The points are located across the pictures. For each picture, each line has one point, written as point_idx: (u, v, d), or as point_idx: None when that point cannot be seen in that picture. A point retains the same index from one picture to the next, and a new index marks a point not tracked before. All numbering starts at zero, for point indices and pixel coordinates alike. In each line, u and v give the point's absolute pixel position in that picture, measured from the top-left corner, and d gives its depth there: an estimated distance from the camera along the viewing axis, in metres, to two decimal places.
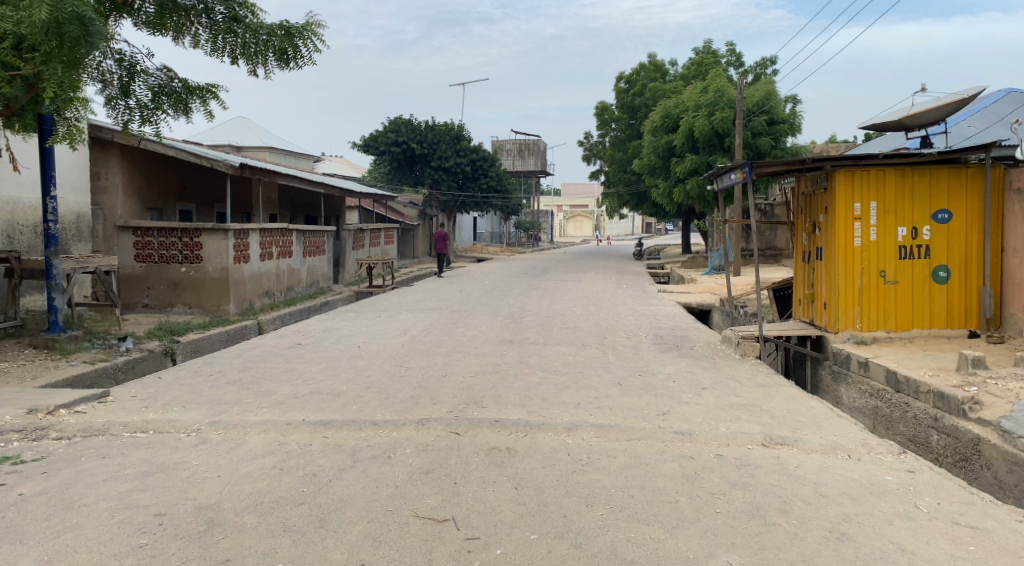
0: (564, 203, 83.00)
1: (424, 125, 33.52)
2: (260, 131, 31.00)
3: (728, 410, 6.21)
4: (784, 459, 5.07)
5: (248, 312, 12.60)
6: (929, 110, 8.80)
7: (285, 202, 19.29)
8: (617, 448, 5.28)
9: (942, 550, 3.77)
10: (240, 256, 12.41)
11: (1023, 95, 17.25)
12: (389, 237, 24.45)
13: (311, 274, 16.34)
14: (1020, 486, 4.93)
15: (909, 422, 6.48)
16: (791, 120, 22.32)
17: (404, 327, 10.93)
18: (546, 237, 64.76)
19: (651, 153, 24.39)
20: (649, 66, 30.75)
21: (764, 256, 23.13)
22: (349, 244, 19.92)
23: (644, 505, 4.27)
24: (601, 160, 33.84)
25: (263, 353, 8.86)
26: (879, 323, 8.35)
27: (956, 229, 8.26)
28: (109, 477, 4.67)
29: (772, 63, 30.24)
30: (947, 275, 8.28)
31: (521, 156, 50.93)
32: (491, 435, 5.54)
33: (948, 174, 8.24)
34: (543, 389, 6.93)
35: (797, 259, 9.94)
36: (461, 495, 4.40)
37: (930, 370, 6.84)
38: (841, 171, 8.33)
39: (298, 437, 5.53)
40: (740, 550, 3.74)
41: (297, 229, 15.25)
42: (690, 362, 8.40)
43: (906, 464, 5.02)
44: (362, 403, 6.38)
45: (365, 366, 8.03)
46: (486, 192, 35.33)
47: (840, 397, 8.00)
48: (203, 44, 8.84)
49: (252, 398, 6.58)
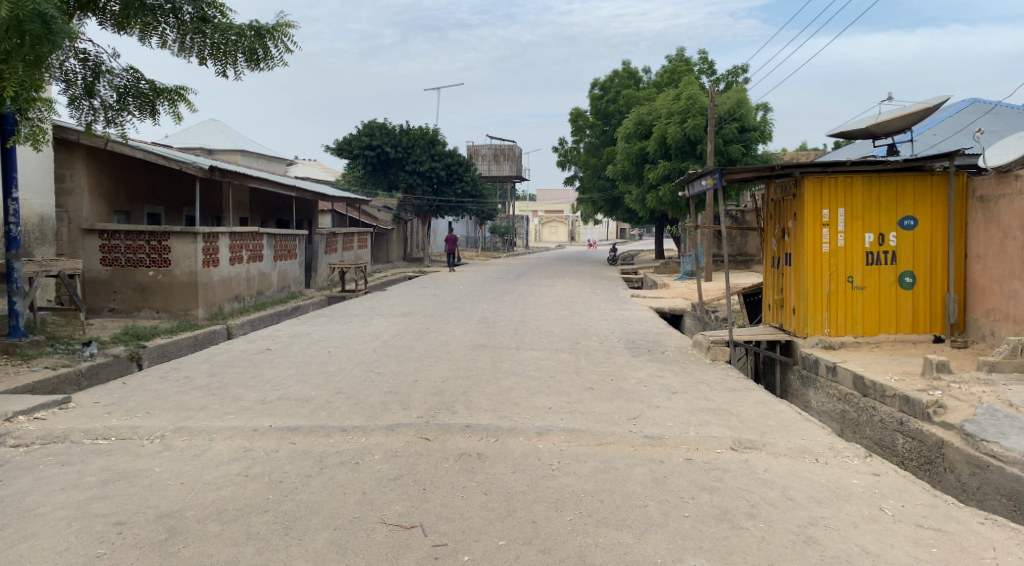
0: (539, 209, 83.29)
1: (398, 129, 33.31)
2: (232, 135, 30.67)
3: (699, 414, 6.24)
4: (752, 463, 5.10)
5: (217, 316, 12.43)
6: (894, 118, 8.91)
7: (255, 205, 19.10)
8: (588, 453, 5.27)
9: (906, 552, 3.81)
10: (209, 260, 12.26)
11: (985, 105, 17.74)
12: (362, 241, 24.31)
13: (283, 278, 16.20)
14: (982, 488, 4.99)
15: (876, 425, 6.55)
16: (762, 127, 22.57)
17: (376, 332, 10.84)
18: (522, 243, 64.97)
19: (624, 159, 24.49)
20: (623, 73, 30.97)
21: (735, 262, 23.46)
22: (321, 248, 19.67)
23: (613, 510, 4.26)
24: (576, 166, 34.08)
25: (231, 358, 8.73)
26: (848, 328, 8.47)
27: (921, 236, 8.41)
28: (67, 485, 4.56)
29: (744, 71, 30.60)
30: (913, 281, 8.42)
31: (496, 161, 50.86)
32: (462, 440, 5.50)
33: (913, 182, 8.39)
34: (514, 394, 6.91)
35: (767, 264, 10.06)
36: (430, 501, 4.36)
37: (896, 374, 6.93)
38: (810, 179, 8.45)
39: (265, 443, 5.44)
40: (708, 555, 3.75)
41: (267, 232, 15.06)
42: (661, 366, 8.43)
43: (871, 468, 5.08)
44: (331, 409, 6.30)
45: (335, 372, 7.93)
46: (462, 198, 34.81)
47: (808, 401, 8.08)
48: (170, 44, 8.70)
49: (219, 404, 6.47)
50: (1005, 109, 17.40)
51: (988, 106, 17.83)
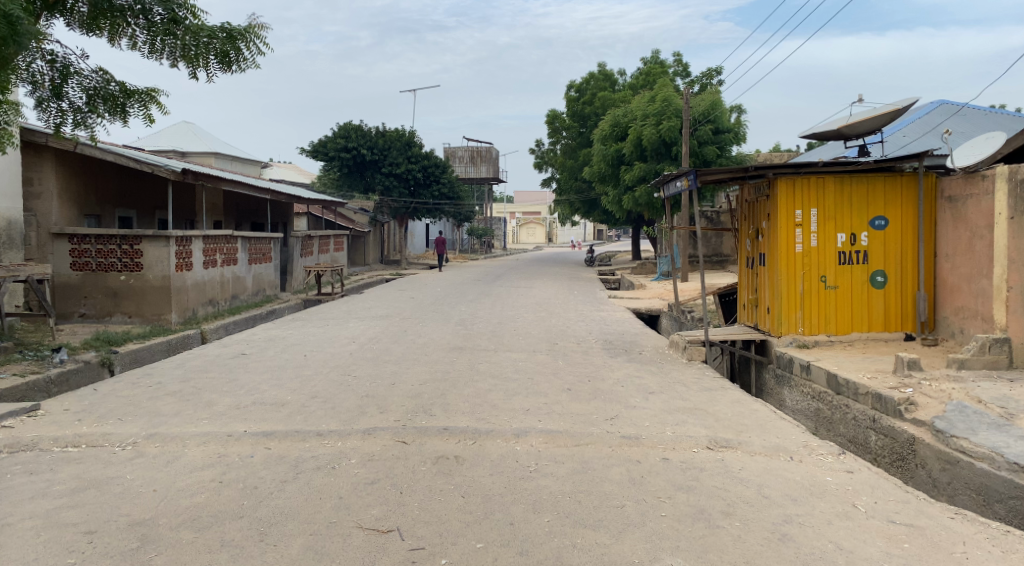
0: (517, 211, 83.38)
1: (374, 131, 33.21)
2: (206, 137, 30.30)
3: (675, 414, 6.29)
4: (728, 461, 5.15)
5: (191, 321, 12.27)
6: (865, 119, 9.02)
7: (229, 208, 18.90)
8: (566, 454, 5.28)
9: (879, 548, 3.86)
10: (182, 264, 12.10)
11: (952, 107, 18.08)
12: (338, 244, 24.14)
13: (257, 282, 16.02)
14: (952, 484, 5.07)
15: (849, 423, 6.64)
16: (736, 129, 22.76)
17: (353, 335, 10.76)
18: (500, 245, 64.98)
19: (600, 161, 24.62)
20: (599, 75, 31.21)
21: (711, 262, 23.66)
22: (296, 252, 19.51)
23: (590, 510, 4.27)
24: (553, 168, 34.20)
25: (205, 363, 8.62)
26: (821, 327, 8.58)
27: (892, 235, 8.53)
28: (36, 494, 4.47)
29: (718, 73, 30.91)
30: (884, 280, 8.54)
31: (473, 162, 50.81)
32: (439, 443, 5.49)
33: (884, 182, 8.51)
34: (492, 397, 6.91)
35: (741, 264, 10.16)
36: (407, 505, 4.34)
37: (868, 372, 7.03)
38: (783, 179, 8.56)
39: (240, 448, 5.39)
40: (684, 554, 3.77)
41: (242, 235, 14.89)
42: (638, 367, 8.47)
43: (845, 465, 5.14)
44: (307, 414, 6.25)
45: (311, 376, 7.86)
46: (439, 199, 34.89)
47: (783, 400, 8.17)
48: (140, 45, 8.58)
49: (192, 410, 6.39)
50: (971, 110, 17.75)
51: (955, 107, 18.17)
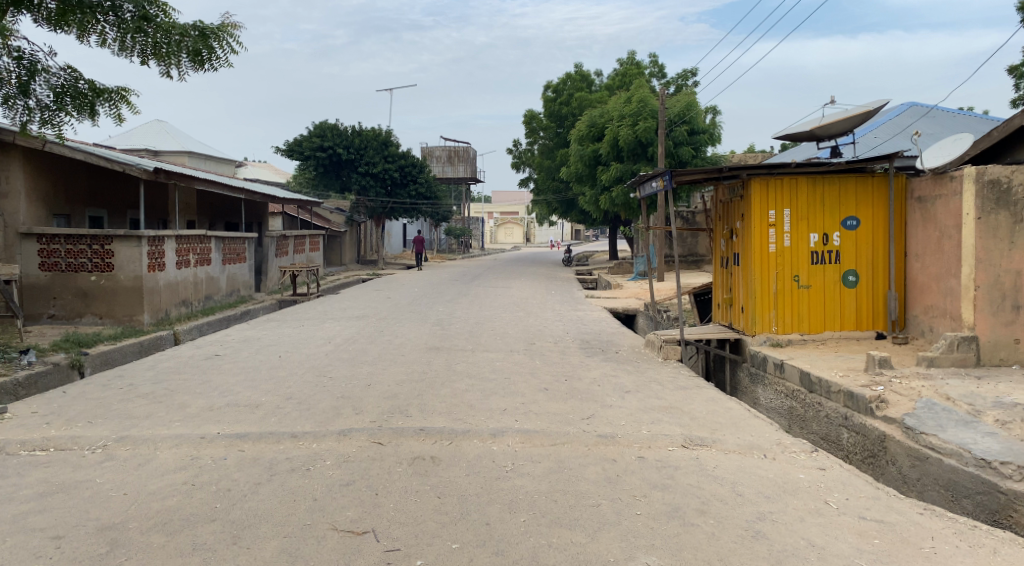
0: (494, 211, 83.36)
1: (350, 130, 33.09)
2: (179, 136, 29.93)
3: (651, 413, 6.32)
4: (702, 460, 5.19)
5: (164, 322, 12.10)
6: (837, 121, 9.13)
7: (203, 207, 18.69)
8: (542, 454, 5.29)
9: (850, 544, 3.91)
10: (154, 264, 11.94)
11: (922, 108, 18.39)
12: (314, 243, 23.95)
13: (231, 282, 15.85)
14: (921, 480, 5.15)
15: (822, 421, 6.73)
16: (712, 130, 22.95)
17: (328, 336, 10.69)
18: (478, 245, 64.92)
19: (577, 161, 24.71)
20: (576, 75, 31.32)
21: (686, 262, 23.83)
22: (271, 252, 19.33)
23: (566, 510, 4.28)
24: (530, 168, 34.24)
25: (178, 364, 8.51)
26: (794, 326, 8.68)
27: (863, 235, 8.66)
28: (2, 499, 4.38)
29: (693, 74, 31.15)
30: (856, 279, 8.67)
31: (450, 161, 50.70)
32: (415, 443, 5.46)
33: (855, 183, 8.63)
34: (469, 397, 6.90)
35: (716, 264, 10.25)
36: (382, 506, 4.32)
37: (840, 370, 7.12)
38: (757, 180, 8.64)
39: (213, 450, 5.32)
40: (659, 552, 3.79)
41: (215, 235, 14.72)
42: (614, 366, 8.50)
43: (817, 462, 5.20)
44: (282, 415, 6.19)
45: (286, 377, 7.78)
46: (416, 199, 34.74)
47: (757, 398, 8.26)
48: (110, 42, 8.45)
49: (164, 412, 6.30)
50: (940, 112, 18.06)
51: (924, 108, 18.48)
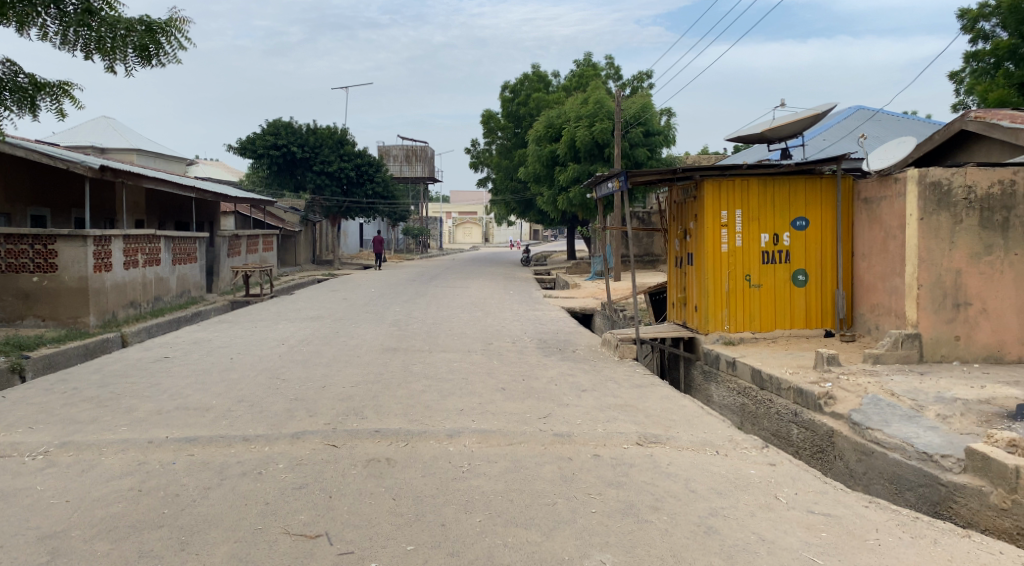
0: (453, 211, 83.09)
1: (305, 128, 32.68)
2: (127, 133, 29.14)
3: (607, 411, 6.37)
4: (657, 457, 5.25)
5: (110, 324, 11.76)
6: (787, 124, 9.33)
7: (151, 206, 18.23)
8: (499, 454, 5.29)
9: (799, 538, 4.00)
10: (101, 264, 11.60)
11: (868, 112, 18.91)
12: (267, 243, 23.54)
13: (182, 282, 15.49)
14: (867, 473, 5.30)
15: (773, 417, 6.87)
16: (667, 132, 23.26)
17: (282, 337, 10.52)
18: (436, 245, 64.62)
19: (535, 162, 24.80)
20: (533, 76, 31.43)
21: (642, 262, 24.10)
22: (223, 252, 18.94)
23: (522, 509, 4.29)
24: (488, 167, 34.23)
25: (125, 367, 8.28)
26: (746, 324, 8.84)
27: (812, 235, 8.87)
28: None
29: (649, 76, 31.51)
30: (805, 279, 8.87)
31: (407, 161, 50.37)
32: (370, 445, 5.41)
33: (805, 185, 8.84)
34: (426, 398, 6.86)
35: (670, 263, 10.38)
36: (336, 509, 4.27)
37: (790, 368, 7.28)
38: (709, 181, 8.78)
39: (161, 455, 5.19)
40: (613, 549, 3.82)
41: (165, 234, 14.36)
42: (571, 365, 8.55)
43: (768, 458, 5.31)
44: (233, 418, 6.07)
45: (238, 379, 7.63)
46: (372, 198, 34.42)
47: (710, 395, 8.39)
48: (52, 36, 8.18)
49: (110, 416, 6.13)
50: (885, 115, 18.60)
51: (870, 112, 19.01)
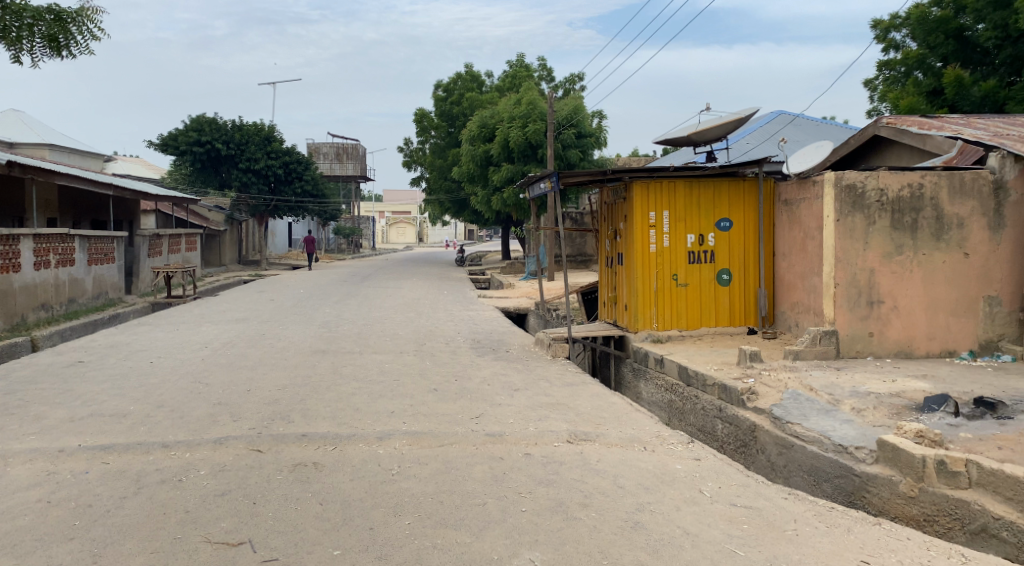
0: (386, 210, 82.17)
1: (230, 125, 31.73)
2: (38, 127, 27.70)
3: (538, 410, 6.41)
4: (586, 454, 5.31)
5: (19, 327, 11.15)
6: (712, 127, 9.58)
7: (64, 204, 17.38)
8: (429, 455, 5.25)
9: (721, 530, 4.11)
10: (8, 265, 10.97)
11: (788, 117, 19.63)
12: (191, 243, 22.76)
13: (98, 284, 14.81)
14: (787, 466, 5.49)
15: (699, 413, 7.04)
16: (598, 134, 23.59)
17: (206, 340, 10.18)
18: (368, 245, 63.78)
19: (468, 161, 24.76)
20: (466, 76, 31.39)
21: (575, 262, 24.37)
22: (143, 252, 18.21)
23: (452, 510, 4.27)
24: (421, 167, 34.01)
25: (35, 373, 7.86)
26: (673, 323, 9.04)
27: (736, 236, 9.13)
28: None
29: (581, 78, 31.89)
30: (729, 278, 9.13)
31: (338, 159, 49.54)
32: (296, 450, 5.29)
33: (729, 187, 9.09)
34: (356, 400, 6.76)
35: (601, 263, 10.53)
36: (260, 515, 4.15)
37: (716, 364, 7.48)
38: (638, 182, 8.94)
39: (73, 464, 4.95)
40: (542, 547, 3.84)
41: (79, 233, 13.70)
42: (504, 365, 8.57)
43: (693, 453, 5.44)
44: (153, 424, 5.84)
45: (158, 384, 7.35)
46: (301, 197, 33.72)
47: (640, 393, 8.55)
48: None
49: (17, 425, 5.80)
50: (804, 120, 19.34)
51: (790, 116, 19.73)
